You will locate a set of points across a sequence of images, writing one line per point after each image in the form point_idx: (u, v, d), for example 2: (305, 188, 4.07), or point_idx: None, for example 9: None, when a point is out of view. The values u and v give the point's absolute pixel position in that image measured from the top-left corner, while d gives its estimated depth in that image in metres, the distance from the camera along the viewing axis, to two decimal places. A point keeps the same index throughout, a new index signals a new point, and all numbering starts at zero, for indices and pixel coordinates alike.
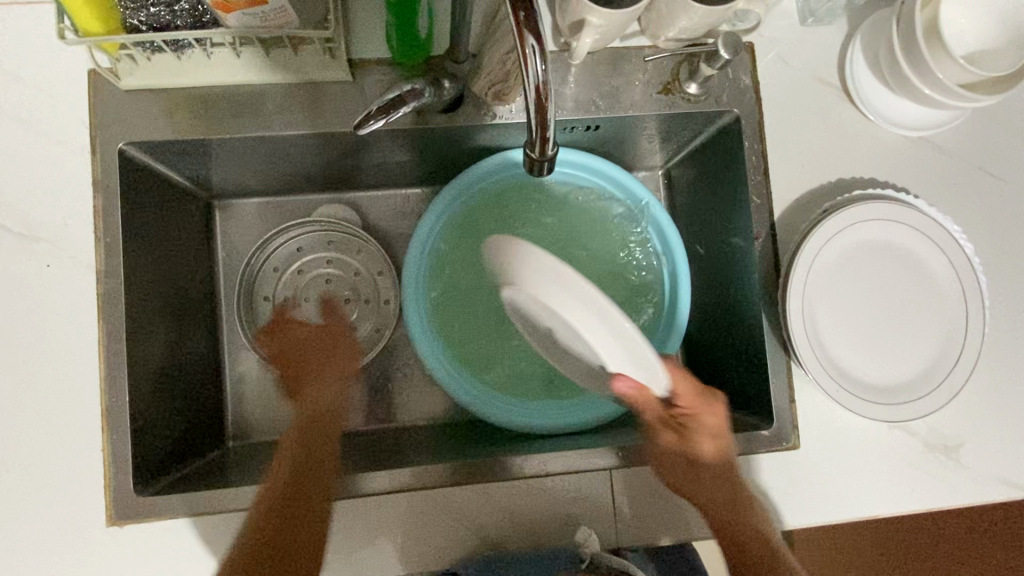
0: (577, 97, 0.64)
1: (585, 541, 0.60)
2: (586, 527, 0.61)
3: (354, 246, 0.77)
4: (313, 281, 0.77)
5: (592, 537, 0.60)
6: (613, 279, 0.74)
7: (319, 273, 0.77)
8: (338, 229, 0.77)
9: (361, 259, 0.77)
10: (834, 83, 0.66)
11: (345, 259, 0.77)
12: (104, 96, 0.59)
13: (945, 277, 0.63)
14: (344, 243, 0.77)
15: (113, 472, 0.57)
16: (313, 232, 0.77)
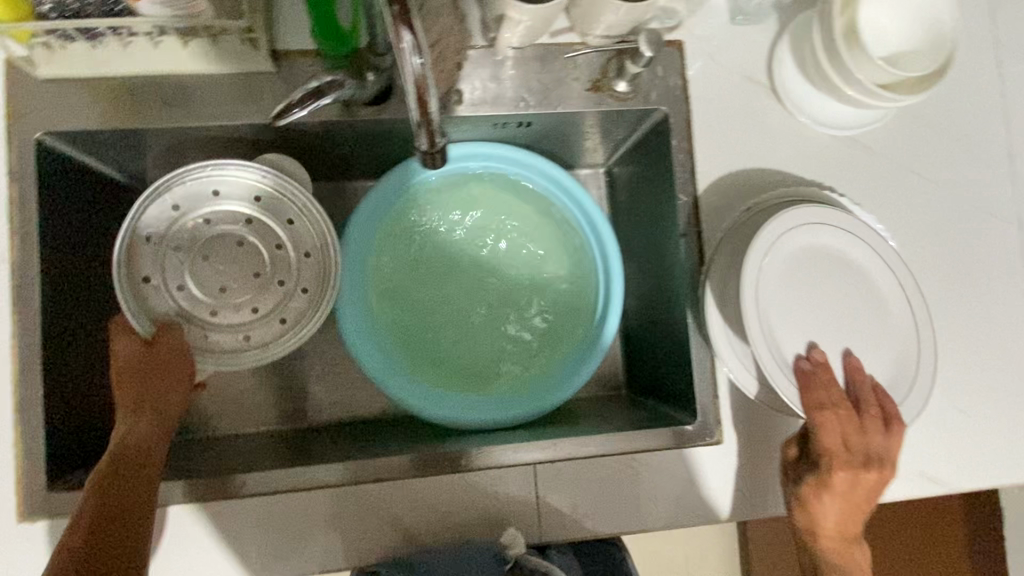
0: (506, 93, 0.64)
1: (511, 542, 0.59)
2: (513, 529, 0.60)
3: (284, 207, 0.61)
4: (229, 241, 0.61)
5: (518, 538, 0.60)
6: (547, 273, 0.75)
7: (235, 232, 0.61)
8: (266, 185, 0.61)
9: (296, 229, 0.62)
10: (764, 82, 0.66)
11: (266, 225, 0.61)
12: (23, 86, 0.59)
13: (869, 275, 0.64)
14: (277, 205, 0.61)
15: (26, 465, 0.57)
16: (233, 181, 0.60)
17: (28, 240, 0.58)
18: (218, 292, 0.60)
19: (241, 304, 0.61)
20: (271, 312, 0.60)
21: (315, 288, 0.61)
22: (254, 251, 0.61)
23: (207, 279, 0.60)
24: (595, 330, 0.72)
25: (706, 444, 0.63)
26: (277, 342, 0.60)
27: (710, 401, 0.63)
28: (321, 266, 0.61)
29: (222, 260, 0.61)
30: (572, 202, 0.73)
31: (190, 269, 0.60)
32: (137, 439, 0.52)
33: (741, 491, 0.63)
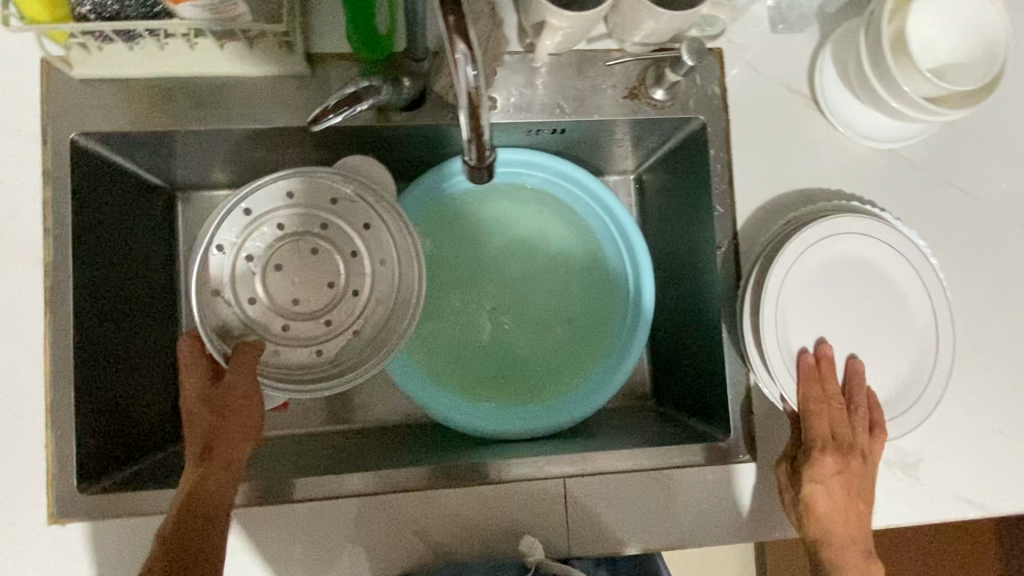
0: (541, 100, 0.63)
1: (529, 550, 0.58)
2: (530, 536, 0.59)
3: (360, 210, 0.54)
4: (298, 248, 0.54)
5: (536, 544, 0.59)
6: (580, 277, 0.74)
7: (308, 240, 0.54)
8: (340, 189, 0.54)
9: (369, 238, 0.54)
10: (803, 93, 0.65)
11: (337, 232, 0.54)
12: (58, 85, 0.58)
13: (910, 294, 0.62)
14: (350, 209, 0.54)
15: (57, 467, 0.57)
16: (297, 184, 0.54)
17: (62, 241, 0.58)
18: (291, 305, 0.54)
19: (312, 319, 0.54)
20: (342, 325, 0.53)
21: (389, 301, 0.54)
22: (328, 260, 0.54)
23: (285, 293, 0.54)
24: (625, 340, 0.71)
25: (738, 460, 0.62)
26: (346, 361, 0.53)
27: (742, 416, 0.62)
28: (395, 279, 0.54)
29: (294, 270, 0.54)
30: (601, 207, 0.72)
31: (261, 278, 0.54)
32: (202, 493, 0.47)
33: (772, 508, 0.62)
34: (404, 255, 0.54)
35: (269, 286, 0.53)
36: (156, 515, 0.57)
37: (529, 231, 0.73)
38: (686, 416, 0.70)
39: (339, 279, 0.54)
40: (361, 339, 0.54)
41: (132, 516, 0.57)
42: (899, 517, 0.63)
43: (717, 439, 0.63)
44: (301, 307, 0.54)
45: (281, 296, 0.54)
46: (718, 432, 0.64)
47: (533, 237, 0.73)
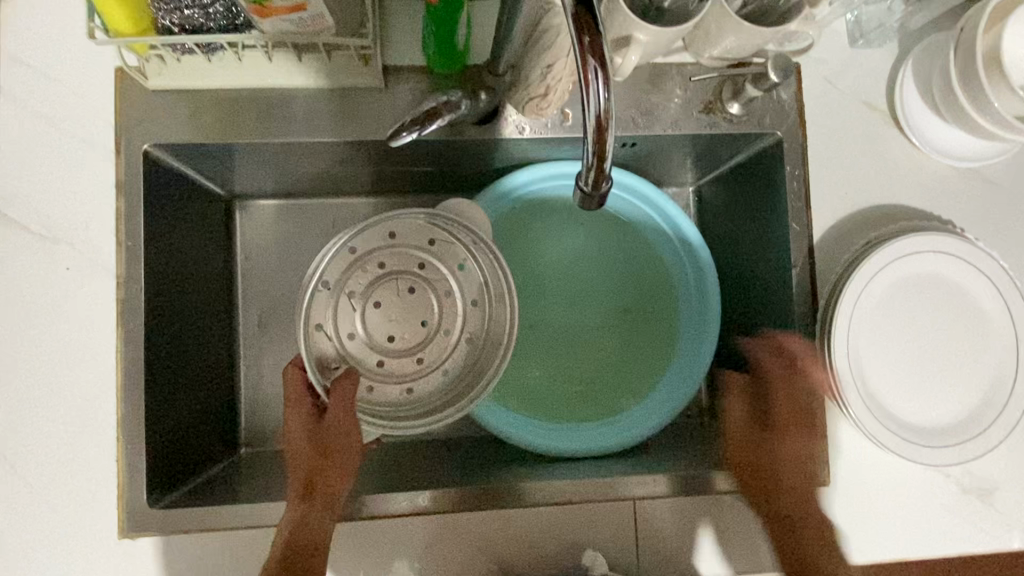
0: (615, 114, 0.62)
1: (591, 564, 0.58)
2: (592, 550, 0.59)
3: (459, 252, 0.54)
4: (395, 286, 0.53)
5: (599, 559, 0.58)
6: (643, 297, 0.73)
7: (405, 278, 0.53)
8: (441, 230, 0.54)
9: (464, 278, 0.54)
10: (881, 109, 0.64)
11: (433, 271, 0.53)
12: (132, 96, 0.58)
13: (995, 316, 0.60)
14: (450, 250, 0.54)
15: (127, 482, 0.56)
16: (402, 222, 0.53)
17: (134, 253, 0.58)
18: (387, 343, 0.53)
19: (407, 357, 0.52)
20: (437, 367, 0.52)
21: (484, 342, 0.53)
22: (424, 297, 0.53)
23: (380, 328, 0.52)
24: (689, 359, 0.70)
25: (812, 485, 0.60)
26: (436, 399, 0.52)
27: (816, 439, 0.61)
28: (490, 320, 0.53)
29: (389, 306, 0.53)
30: (664, 217, 0.70)
31: (361, 315, 0.52)
32: (306, 528, 0.53)
33: (847, 535, 0.60)
34: (499, 298, 0.53)
35: (367, 322, 0.52)
36: (226, 531, 0.57)
37: (588, 247, 0.73)
38: None
39: (432, 316, 0.53)
40: (453, 381, 0.52)
41: (201, 531, 0.56)
42: (974, 545, 0.61)
43: (790, 462, 0.61)
44: (395, 345, 0.53)
45: (377, 334, 0.52)
46: (789, 454, 0.62)
47: (592, 254, 0.73)
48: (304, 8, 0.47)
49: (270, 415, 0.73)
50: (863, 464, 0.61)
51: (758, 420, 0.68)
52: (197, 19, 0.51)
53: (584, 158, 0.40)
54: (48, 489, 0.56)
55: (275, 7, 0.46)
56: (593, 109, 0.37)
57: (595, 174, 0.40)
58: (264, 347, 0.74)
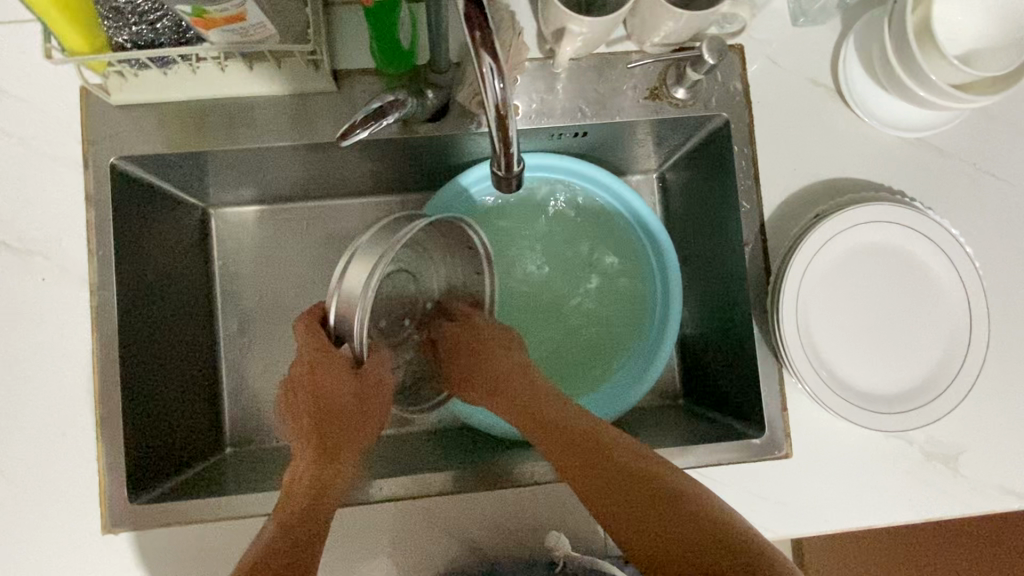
0: (563, 104, 0.63)
1: (557, 544, 0.59)
2: (557, 531, 0.60)
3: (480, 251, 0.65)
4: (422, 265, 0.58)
5: (562, 538, 0.59)
6: (610, 284, 0.75)
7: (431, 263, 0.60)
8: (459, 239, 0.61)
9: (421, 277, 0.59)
10: (826, 85, 0.65)
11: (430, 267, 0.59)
12: (96, 113, 0.61)
13: (946, 282, 0.61)
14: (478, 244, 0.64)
15: (108, 479, 0.59)
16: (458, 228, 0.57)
17: (105, 262, 0.60)
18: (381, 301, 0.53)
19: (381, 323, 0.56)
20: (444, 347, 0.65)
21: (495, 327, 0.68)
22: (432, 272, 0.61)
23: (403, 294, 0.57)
24: (654, 340, 0.72)
25: (775, 456, 0.61)
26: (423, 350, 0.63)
27: (777, 412, 0.62)
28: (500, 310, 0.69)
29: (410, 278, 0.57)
30: (625, 204, 0.71)
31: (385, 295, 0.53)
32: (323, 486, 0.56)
33: (811, 505, 0.61)
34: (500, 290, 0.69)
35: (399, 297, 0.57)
36: (206, 522, 0.59)
37: (553, 236, 0.75)
38: (721, 414, 0.69)
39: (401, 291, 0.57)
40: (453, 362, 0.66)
41: (182, 523, 0.59)
42: (940, 511, 0.62)
43: (752, 436, 0.62)
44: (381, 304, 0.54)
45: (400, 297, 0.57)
46: (753, 428, 0.63)
47: (557, 243, 0.75)
48: (244, 18, 0.49)
49: (252, 414, 0.75)
50: (824, 435, 0.62)
51: (724, 396, 0.69)
52: (147, 35, 0.53)
53: (492, 138, 0.44)
54: (34, 488, 0.59)
55: (216, 18, 0.48)
56: (490, 99, 0.40)
57: (502, 150, 0.44)
58: (244, 349, 0.76)
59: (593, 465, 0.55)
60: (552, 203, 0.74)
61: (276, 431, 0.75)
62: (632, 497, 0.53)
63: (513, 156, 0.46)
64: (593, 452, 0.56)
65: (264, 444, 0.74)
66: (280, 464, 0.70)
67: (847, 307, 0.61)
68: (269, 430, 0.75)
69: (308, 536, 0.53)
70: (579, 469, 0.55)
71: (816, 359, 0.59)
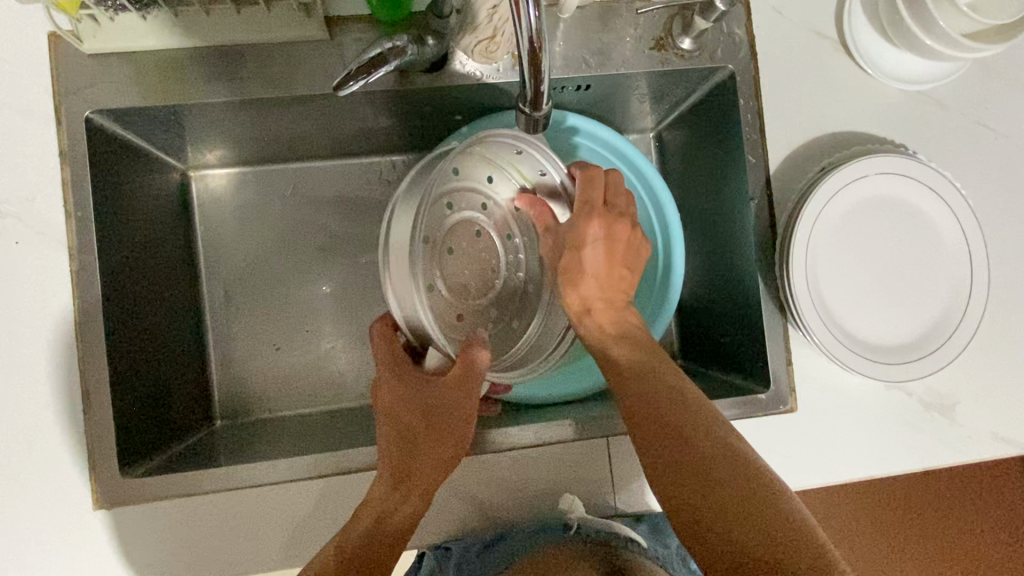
0: (566, 55, 0.61)
1: (569, 507, 0.59)
2: (569, 494, 0.60)
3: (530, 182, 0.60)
4: (463, 226, 0.60)
5: (576, 503, 0.60)
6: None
7: (467, 214, 0.60)
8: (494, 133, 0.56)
9: (475, 246, 0.60)
10: (831, 37, 0.64)
11: (469, 255, 0.60)
12: (67, 63, 0.56)
13: (947, 232, 0.61)
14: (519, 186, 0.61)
15: (97, 454, 0.56)
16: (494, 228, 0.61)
17: (84, 224, 0.57)
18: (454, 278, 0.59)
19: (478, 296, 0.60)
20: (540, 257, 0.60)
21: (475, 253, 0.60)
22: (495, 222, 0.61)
23: (472, 278, 0.60)
24: (655, 303, 0.70)
25: (779, 411, 0.62)
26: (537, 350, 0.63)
27: (781, 367, 0.62)
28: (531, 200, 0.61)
29: (459, 238, 0.59)
30: (639, 176, 0.70)
31: (461, 308, 0.58)
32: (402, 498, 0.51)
33: (815, 457, 0.62)
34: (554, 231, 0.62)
35: (455, 275, 0.59)
36: (203, 495, 0.57)
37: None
38: (726, 372, 0.69)
39: (460, 284, 0.59)
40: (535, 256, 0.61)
41: (176, 496, 0.57)
42: (937, 459, 0.63)
43: (757, 392, 0.63)
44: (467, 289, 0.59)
45: (482, 292, 0.60)
46: (757, 384, 0.64)
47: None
48: None
49: (243, 384, 0.73)
50: (828, 388, 0.63)
51: (726, 355, 0.69)
52: None
53: (524, 81, 0.44)
54: (15, 465, 0.56)
55: None
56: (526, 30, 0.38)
57: (533, 92, 0.44)
58: (232, 318, 0.73)
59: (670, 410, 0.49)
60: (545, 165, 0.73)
61: (268, 401, 0.73)
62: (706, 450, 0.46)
63: (542, 93, 0.45)
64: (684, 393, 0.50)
65: (257, 416, 0.72)
66: (278, 434, 0.68)
67: (851, 259, 0.61)
68: (261, 399, 0.73)
69: (373, 556, 0.47)
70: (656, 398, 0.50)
71: (821, 310, 0.59)
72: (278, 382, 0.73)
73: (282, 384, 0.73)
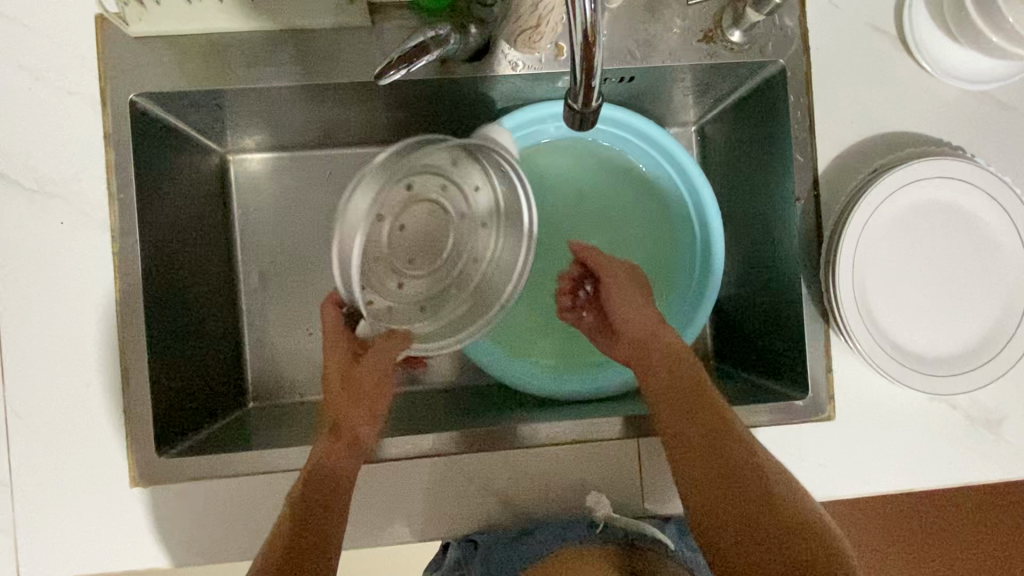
0: (611, 46, 0.59)
1: (596, 505, 0.59)
2: (598, 493, 0.59)
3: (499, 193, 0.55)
4: (417, 205, 0.50)
5: (603, 500, 0.59)
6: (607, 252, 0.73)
7: (419, 190, 0.50)
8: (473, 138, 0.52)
9: (435, 229, 0.52)
10: (889, 32, 0.61)
11: (429, 239, 0.52)
12: (114, 46, 0.57)
13: (1005, 242, 0.58)
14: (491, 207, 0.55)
15: (134, 433, 0.57)
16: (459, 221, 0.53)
17: (126, 206, 0.57)
18: (405, 263, 0.51)
19: (426, 279, 0.53)
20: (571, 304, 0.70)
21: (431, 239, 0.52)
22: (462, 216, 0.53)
23: (417, 266, 0.52)
24: (694, 300, 0.69)
25: (816, 418, 0.60)
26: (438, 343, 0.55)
27: (821, 373, 0.60)
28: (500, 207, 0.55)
29: (416, 225, 0.50)
30: (690, 187, 0.68)
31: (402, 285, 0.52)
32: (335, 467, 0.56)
33: (850, 467, 0.60)
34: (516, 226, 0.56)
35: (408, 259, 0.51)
36: (235, 478, 0.58)
37: (575, 182, 0.72)
38: (761, 375, 0.67)
39: (404, 263, 0.51)
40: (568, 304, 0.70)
41: (209, 477, 0.58)
42: (981, 474, 0.61)
43: (795, 397, 0.61)
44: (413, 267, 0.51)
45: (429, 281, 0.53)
46: (794, 389, 0.62)
47: (579, 187, 0.72)
48: None
49: (276, 367, 0.74)
50: (870, 398, 0.61)
51: (763, 357, 0.67)
52: None
53: (573, 73, 0.43)
54: (57, 440, 0.57)
55: None
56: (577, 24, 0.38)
57: (584, 88, 0.43)
58: (267, 301, 0.74)
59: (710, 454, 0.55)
60: (576, 148, 0.71)
61: (299, 385, 0.73)
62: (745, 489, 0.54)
63: (592, 89, 0.44)
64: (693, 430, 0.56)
65: (288, 399, 0.73)
66: (307, 418, 0.69)
67: (902, 266, 0.58)
68: (293, 383, 0.74)
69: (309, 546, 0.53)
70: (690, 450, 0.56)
71: (866, 317, 0.57)
72: (310, 366, 0.74)
73: (314, 369, 0.74)
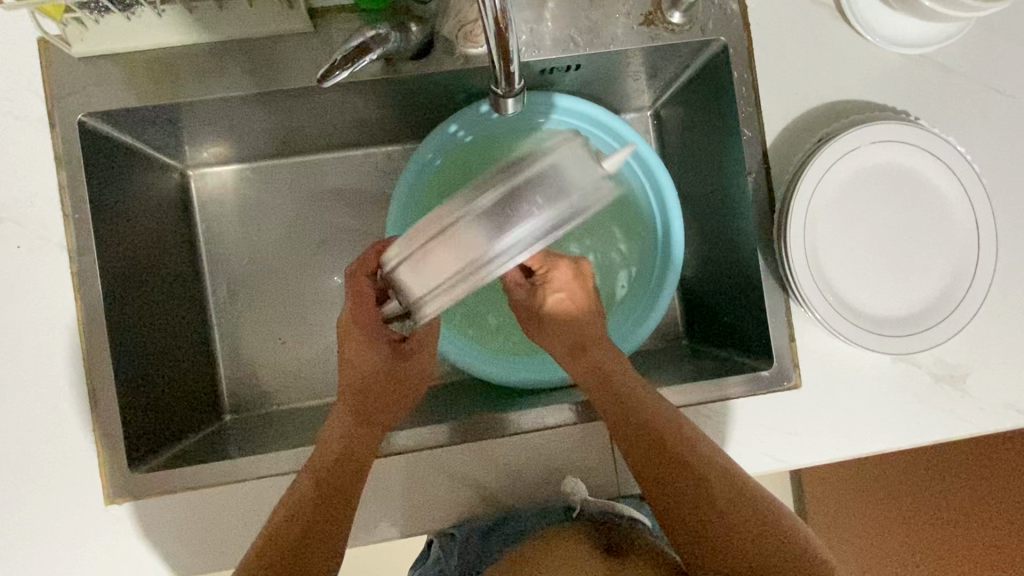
0: (554, 35, 0.60)
1: (572, 489, 0.59)
2: (573, 477, 0.60)
3: None
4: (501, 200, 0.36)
5: (579, 485, 0.60)
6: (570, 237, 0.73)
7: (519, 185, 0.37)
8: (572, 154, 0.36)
9: None
10: (826, 4, 0.62)
11: None
12: (57, 68, 0.57)
13: (952, 200, 0.59)
14: None
15: (106, 451, 0.57)
16: None
17: (82, 227, 0.57)
18: None
19: None
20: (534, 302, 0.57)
21: None
22: None
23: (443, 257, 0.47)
24: (656, 278, 0.70)
25: (784, 387, 0.61)
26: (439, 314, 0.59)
27: (784, 343, 0.61)
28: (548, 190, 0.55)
29: None
30: (645, 170, 0.68)
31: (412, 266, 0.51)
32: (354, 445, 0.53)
33: (821, 432, 0.61)
34: None
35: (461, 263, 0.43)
36: (211, 488, 0.58)
37: None
38: (729, 350, 0.68)
39: None
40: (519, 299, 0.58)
41: (186, 490, 0.58)
42: (949, 429, 0.61)
43: (760, 368, 0.62)
44: None
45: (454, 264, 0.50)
46: (759, 361, 0.63)
47: None
48: None
49: (251, 378, 0.74)
50: (833, 363, 0.62)
51: (730, 332, 0.68)
52: None
53: (492, 59, 0.44)
54: (29, 465, 0.57)
55: None
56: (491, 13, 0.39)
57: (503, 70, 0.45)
58: (237, 313, 0.74)
59: (706, 495, 0.51)
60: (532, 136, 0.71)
61: (276, 393, 0.74)
62: (761, 539, 0.48)
63: (512, 74, 0.47)
64: (685, 484, 0.51)
65: (264, 408, 0.73)
66: (284, 425, 0.69)
67: (853, 230, 0.59)
68: (269, 392, 0.74)
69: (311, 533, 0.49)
70: (651, 452, 0.53)
71: (822, 283, 0.58)
72: (285, 375, 0.74)
73: (288, 377, 0.74)
